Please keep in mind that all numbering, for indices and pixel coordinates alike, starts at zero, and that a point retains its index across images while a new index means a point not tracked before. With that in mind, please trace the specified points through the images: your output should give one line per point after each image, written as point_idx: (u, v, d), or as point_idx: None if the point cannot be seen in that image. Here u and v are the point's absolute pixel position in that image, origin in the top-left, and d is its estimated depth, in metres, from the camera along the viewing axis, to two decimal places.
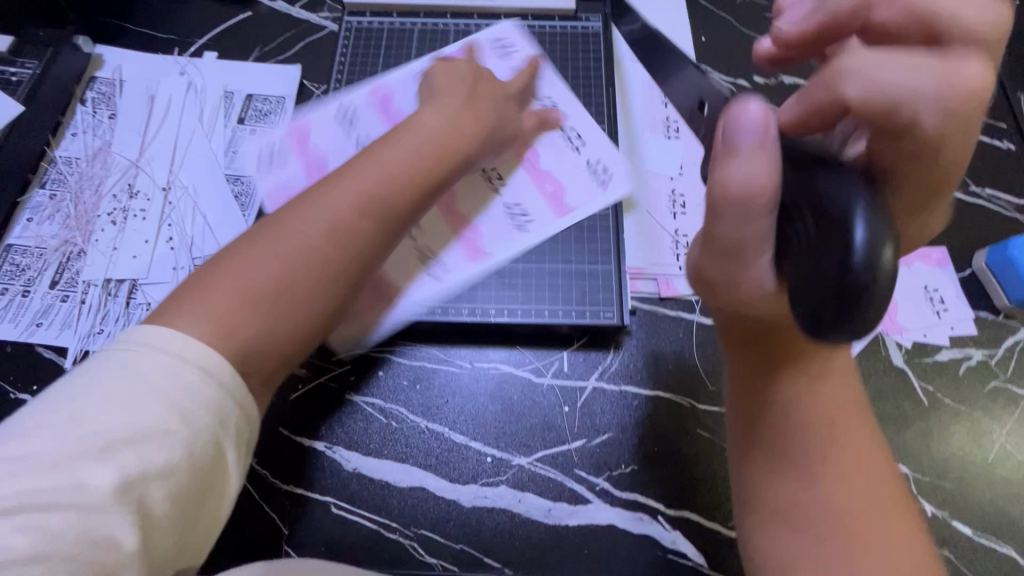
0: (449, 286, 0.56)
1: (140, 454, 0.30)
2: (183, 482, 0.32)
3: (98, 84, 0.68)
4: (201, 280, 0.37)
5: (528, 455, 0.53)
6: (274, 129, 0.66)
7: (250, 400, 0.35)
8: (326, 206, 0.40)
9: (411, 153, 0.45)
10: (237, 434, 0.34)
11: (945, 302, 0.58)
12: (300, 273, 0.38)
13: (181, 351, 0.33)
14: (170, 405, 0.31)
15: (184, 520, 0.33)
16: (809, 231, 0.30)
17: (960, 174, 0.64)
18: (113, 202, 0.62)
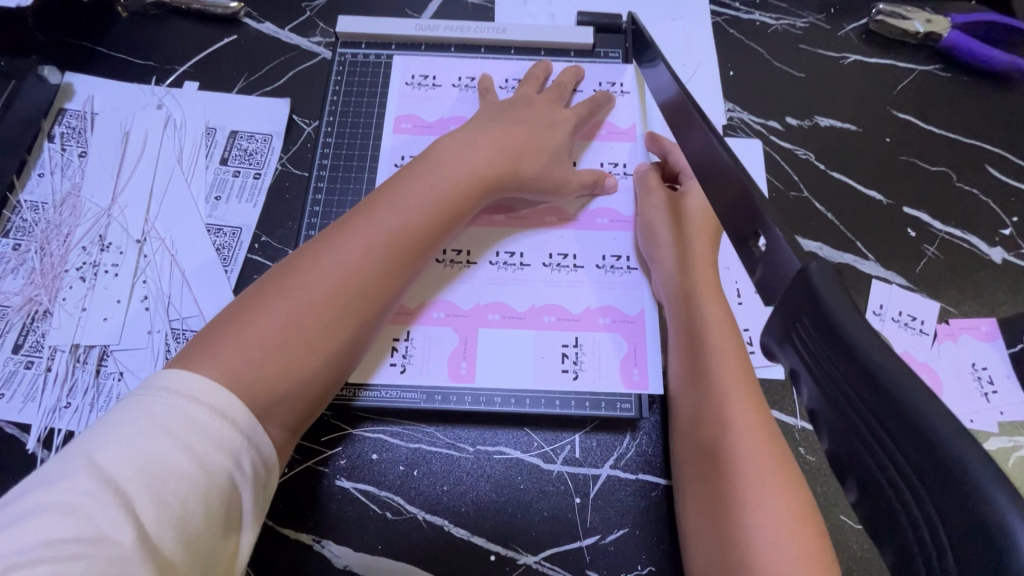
0: (472, 345, 0.53)
1: (165, 497, 0.34)
2: (196, 527, 0.35)
3: (68, 117, 0.62)
4: (233, 319, 0.43)
5: (536, 552, 0.48)
6: (261, 172, 0.61)
7: (268, 443, 0.40)
8: (343, 255, 0.46)
9: (393, 218, 0.49)
10: (252, 474, 0.38)
11: (994, 382, 0.53)
12: (313, 317, 0.44)
13: (206, 397, 0.38)
14: (192, 453, 0.36)
15: (205, 566, 0.36)
16: (939, 543, 0.21)
17: (1011, 234, 0.59)
18: (83, 255, 0.57)
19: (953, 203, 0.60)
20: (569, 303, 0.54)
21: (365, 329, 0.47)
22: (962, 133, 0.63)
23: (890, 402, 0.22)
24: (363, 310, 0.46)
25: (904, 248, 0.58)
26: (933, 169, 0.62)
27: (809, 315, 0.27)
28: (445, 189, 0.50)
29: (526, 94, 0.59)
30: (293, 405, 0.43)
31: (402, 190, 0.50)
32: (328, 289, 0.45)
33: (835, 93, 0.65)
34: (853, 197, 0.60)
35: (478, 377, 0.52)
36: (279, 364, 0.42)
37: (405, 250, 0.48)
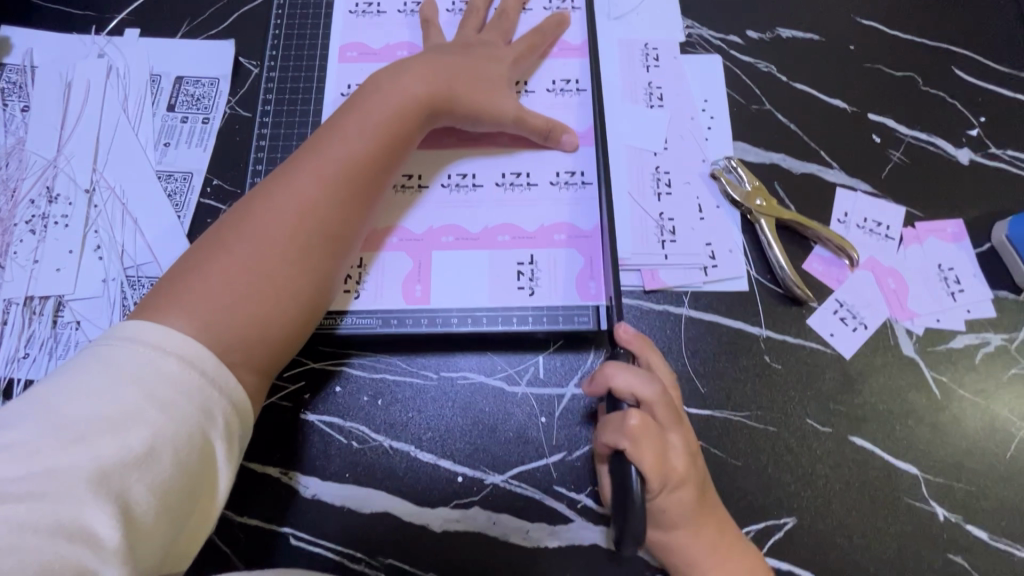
0: (429, 270, 0.52)
1: (129, 445, 0.33)
2: (163, 473, 0.34)
3: (7, 71, 0.60)
4: (194, 267, 0.42)
5: (503, 471, 0.48)
6: (209, 116, 0.59)
7: (240, 392, 0.38)
8: (298, 192, 0.45)
9: (348, 145, 0.47)
10: (224, 426, 0.37)
11: (961, 281, 0.52)
12: (277, 258, 0.43)
13: (171, 347, 0.37)
14: (157, 403, 0.35)
15: (175, 513, 0.35)
16: None
17: (978, 135, 0.58)
18: (31, 208, 0.55)
19: (918, 107, 0.59)
20: (523, 223, 0.53)
21: (333, 267, 0.46)
22: (928, 36, 0.61)
23: None
24: (326, 246, 0.45)
25: (869, 154, 0.57)
26: (897, 74, 0.60)
27: None
28: (387, 117, 0.49)
29: (465, 37, 0.57)
30: (266, 347, 0.42)
31: (347, 123, 0.48)
32: (287, 227, 0.44)
33: (797, 4, 0.63)
34: (816, 106, 0.59)
35: (437, 301, 0.52)
36: (249, 309, 0.41)
37: (360, 186, 0.47)
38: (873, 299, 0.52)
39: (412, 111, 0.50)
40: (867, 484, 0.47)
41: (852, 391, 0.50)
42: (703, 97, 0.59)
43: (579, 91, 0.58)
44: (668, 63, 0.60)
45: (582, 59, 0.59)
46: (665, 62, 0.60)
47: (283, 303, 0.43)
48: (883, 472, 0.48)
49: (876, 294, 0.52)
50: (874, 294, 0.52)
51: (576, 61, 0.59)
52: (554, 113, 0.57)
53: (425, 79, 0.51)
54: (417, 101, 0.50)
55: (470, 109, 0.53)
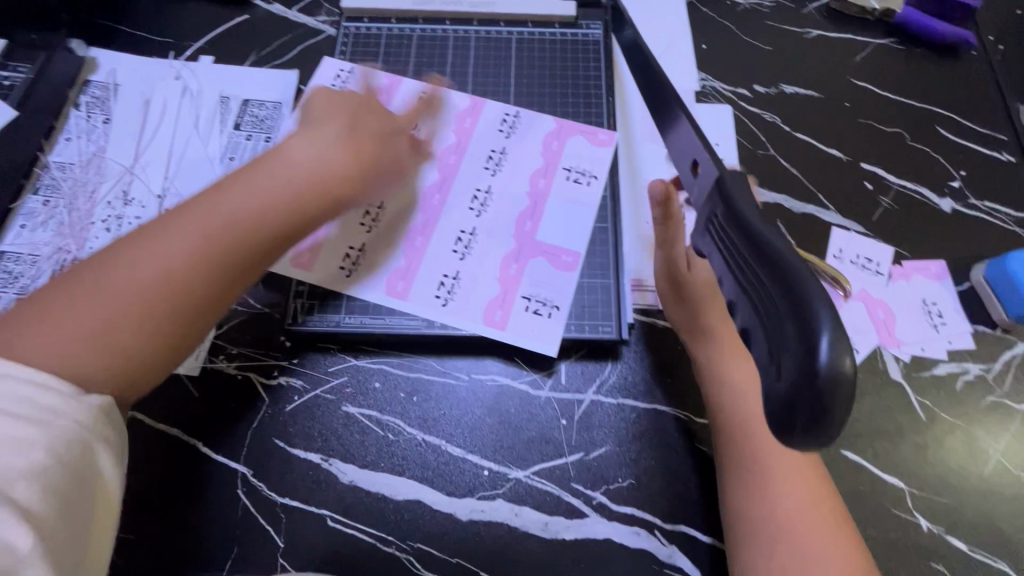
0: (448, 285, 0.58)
1: (10, 457, 0.35)
2: (54, 479, 0.36)
3: (92, 87, 0.67)
4: (57, 292, 0.41)
5: (525, 468, 0.53)
6: (272, 136, 0.66)
7: (103, 397, 0.39)
8: (174, 240, 0.42)
9: (292, 169, 0.46)
10: (93, 430, 0.38)
11: (943, 315, 0.58)
12: (138, 306, 0.40)
13: (6, 359, 0.37)
14: (10, 414, 0.35)
15: (78, 508, 0.37)
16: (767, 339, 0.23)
17: (959, 187, 0.64)
18: (108, 210, 0.61)
19: (906, 160, 0.66)
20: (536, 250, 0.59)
21: (202, 321, 0.43)
22: (915, 98, 0.69)
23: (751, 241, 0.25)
24: (191, 302, 0.42)
25: (861, 200, 0.63)
26: (887, 129, 0.67)
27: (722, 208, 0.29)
28: (300, 179, 0.46)
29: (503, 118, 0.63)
30: (116, 389, 0.40)
31: (252, 176, 0.46)
32: (139, 275, 0.41)
33: (799, 64, 0.71)
34: (815, 154, 0.66)
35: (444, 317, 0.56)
36: (85, 349, 0.39)
37: (245, 244, 0.44)
38: (865, 327, 0.57)
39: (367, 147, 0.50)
40: (858, 495, 0.52)
41: None
42: (715, 140, 0.66)
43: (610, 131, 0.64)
44: None
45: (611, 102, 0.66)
46: None
47: (171, 323, 0.41)
48: (873, 484, 0.52)
49: (867, 323, 0.58)
50: (865, 322, 0.58)
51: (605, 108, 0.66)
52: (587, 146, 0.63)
53: None
54: (339, 158, 0.48)
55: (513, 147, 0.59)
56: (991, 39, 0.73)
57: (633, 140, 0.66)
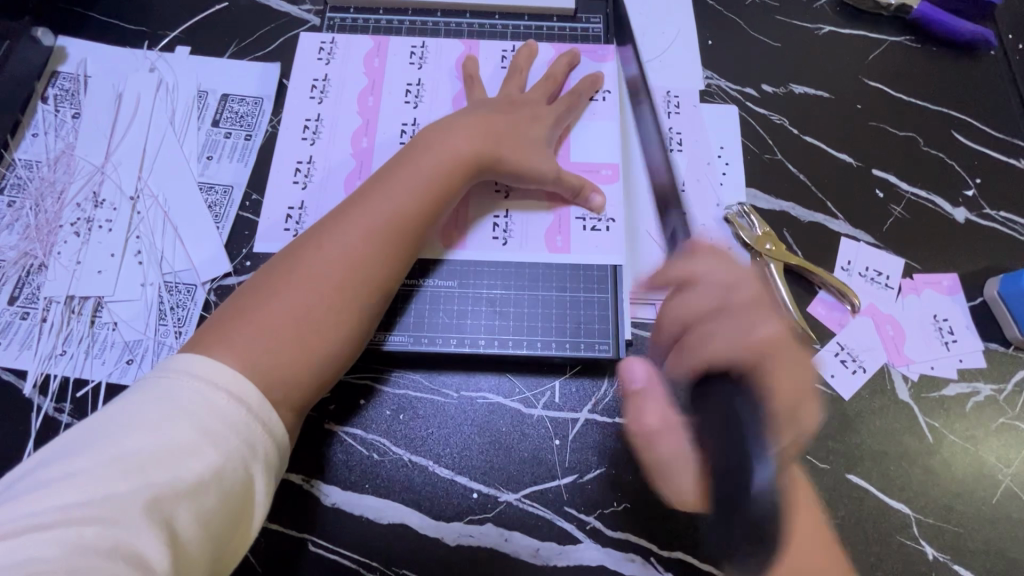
0: (434, 285, 0.55)
1: (182, 475, 0.35)
2: (208, 506, 0.36)
3: (61, 79, 0.63)
4: (238, 316, 0.44)
5: (516, 490, 0.50)
6: (252, 134, 0.62)
7: (280, 428, 0.41)
8: (340, 242, 0.47)
9: (410, 193, 0.50)
10: (265, 461, 0.39)
11: (954, 332, 0.56)
12: (319, 308, 0.45)
13: (220, 380, 0.39)
14: (206, 434, 0.37)
15: (215, 536, 0.36)
16: None
17: (973, 196, 0.62)
18: (77, 212, 0.58)
19: (919, 167, 0.63)
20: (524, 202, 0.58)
21: (369, 313, 0.48)
22: (930, 100, 0.66)
23: None
24: (366, 295, 0.47)
25: (872, 208, 0.61)
26: (901, 133, 0.64)
27: None
28: (435, 172, 0.52)
29: (507, 93, 0.60)
30: (305, 387, 0.44)
31: (395, 178, 0.51)
32: (325, 279, 0.46)
33: (809, 62, 0.67)
34: (825, 160, 0.63)
35: (425, 331, 0.54)
36: (283, 352, 0.43)
37: (400, 241, 0.49)
38: (873, 345, 0.55)
39: (474, 169, 0.54)
40: (863, 520, 0.50)
41: (851, 431, 0.52)
42: (719, 144, 0.62)
43: (609, 116, 0.61)
44: (687, 110, 0.64)
45: (611, 95, 0.62)
46: (685, 109, 0.64)
47: (329, 341, 0.45)
48: (879, 510, 0.50)
49: (875, 340, 0.55)
50: (873, 340, 0.55)
51: (608, 67, 0.63)
52: (581, 147, 0.60)
53: (475, 128, 0.55)
54: (443, 159, 0.53)
55: (514, 162, 0.55)
56: (1011, 38, 0.69)
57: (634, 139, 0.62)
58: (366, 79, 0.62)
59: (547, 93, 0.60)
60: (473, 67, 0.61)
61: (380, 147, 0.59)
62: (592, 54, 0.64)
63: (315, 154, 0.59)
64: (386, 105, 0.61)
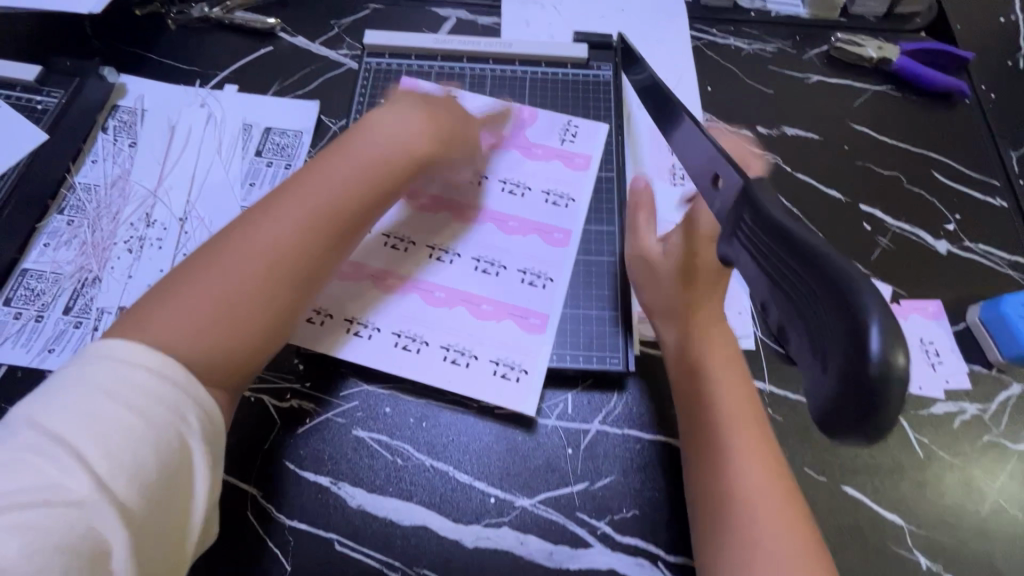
0: (535, 279, 0.60)
1: (117, 454, 0.38)
2: (150, 483, 0.39)
3: (120, 112, 0.70)
4: (162, 298, 0.45)
5: (531, 496, 0.54)
6: (292, 163, 0.68)
7: (210, 401, 0.43)
8: (272, 230, 0.48)
9: (342, 185, 0.52)
10: (199, 431, 0.41)
11: (940, 354, 0.60)
12: (245, 295, 0.46)
13: (142, 360, 0.41)
14: (136, 411, 0.39)
15: (161, 508, 0.39)
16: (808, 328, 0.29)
17: (954, 229, 0.67)
18: (130, 231, 0.63)
19: (903, 202, 0.68)
20: (572, 189, 0.65)
21: (298, 294, 0.49)
22: (912, 143, 0.72)
23: (797, 251, 0.30)
24: (294, 280, 0.48)
25: (861, 239, 0.66)
26: (885, 172, 0.70)
27: (748, 211, 0.34)
28: (370, 168, 0.54)
29: (509, 136, 0.68)
30: (227, 369, 0.45)
31: (326, 168, 0.52)
32: (255, 266, 0.47)
33: (800, 107, 0.74)
34: (816, 195, 0.68)
35: (550, 331, 0.58)
36: (211, 335, 0.44)
37: (331, 228, 0.51)
38: None
39: (412, 162, 0.56)
40: (858, 530, 0.53)
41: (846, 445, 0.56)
42: None
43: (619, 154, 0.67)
44: None
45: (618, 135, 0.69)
46: None
47: (254, 325, 0.47)
48: (873, 521, 0.53)
49: None
50: None
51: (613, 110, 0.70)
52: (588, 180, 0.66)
53: (428, 130, 0.57)
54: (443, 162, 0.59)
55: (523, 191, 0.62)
56: (984, 89, 0.76)
57: (639, 155, 0.69)
58: None
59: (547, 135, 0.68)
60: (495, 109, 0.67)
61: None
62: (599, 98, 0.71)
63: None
64: None
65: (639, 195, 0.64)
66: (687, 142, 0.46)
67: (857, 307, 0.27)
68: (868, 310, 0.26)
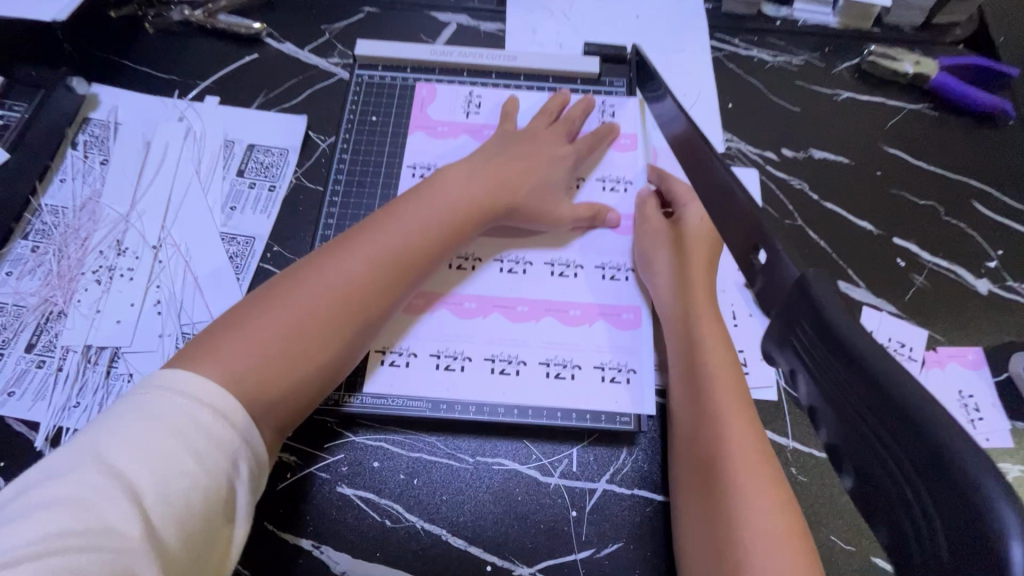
0: (615, 272, 0.59)
1: (168, 495, 0.38)
2: (193, 525, 0.38)
3: (92, 125, 0.64)
4: (229, 330, 0.45)
5: (531, 564, 0.49)
6: (276, 184, 0.63)
7: (260, 442, 0.43)
8: (340, 271, 0.49)
9: (412, 229, 0.53)
10: (247, 476, 0.42)
11: (980, 410, 0.55)
12: (311, 332, 0.47)
13: (206, 398, 0.41)
14: (192, 452, 0.39)
15: (200, 550, 0.39)
16: (930, 510, 0.23)
17: (996, 267, 0.61)
18: (100, 259, 0.58)
19: (940, 236, 0.63)
20: (630, 171, 0.64)
21: (360, 339, 0.50)
22: (950, 168, 0.66)
23: (877, 389, 0.25)
24: (358, 323, 0.49)
25: (894, 277, 0.60)
26: (921, 202, 0.64)
27: (808, 321, 0.30)
28: (441, 216, 0.54)
29: (534, 127, 0.62)
30: (284, 409, 0.46)
31: (396, 212, 0.53)
32: (320, 306, 0.48)
33: (828, 127, 0.68)
34: (845, 227, 0.63)
35: (645, 325, 0.57)
36: (271, 373, 0.45)
37: (398, 272, 0.51)
38: None
39: (475, 213, 0.55)
40: None
41: None
42: None
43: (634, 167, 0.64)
44: None
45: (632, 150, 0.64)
46: None
47: (314, 366, 0.47)
48: None
49: None
50: None
51: (632, 117, 0.66)
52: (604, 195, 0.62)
53: (487, 180, 0.57)
54: (516, 169, 0.58)
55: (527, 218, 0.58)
56: None
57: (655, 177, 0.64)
58: (419, 125, 0.64)
59: (568, 135, 0.63)
60: (511, 108, 0.64)
61: (483, 125, 0.65)
62: (618, 99, 0.66)
63: (432, 158, 0.63)
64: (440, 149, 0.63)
65: (645, 202, 0.61)
66: (705, 172, 0.46)
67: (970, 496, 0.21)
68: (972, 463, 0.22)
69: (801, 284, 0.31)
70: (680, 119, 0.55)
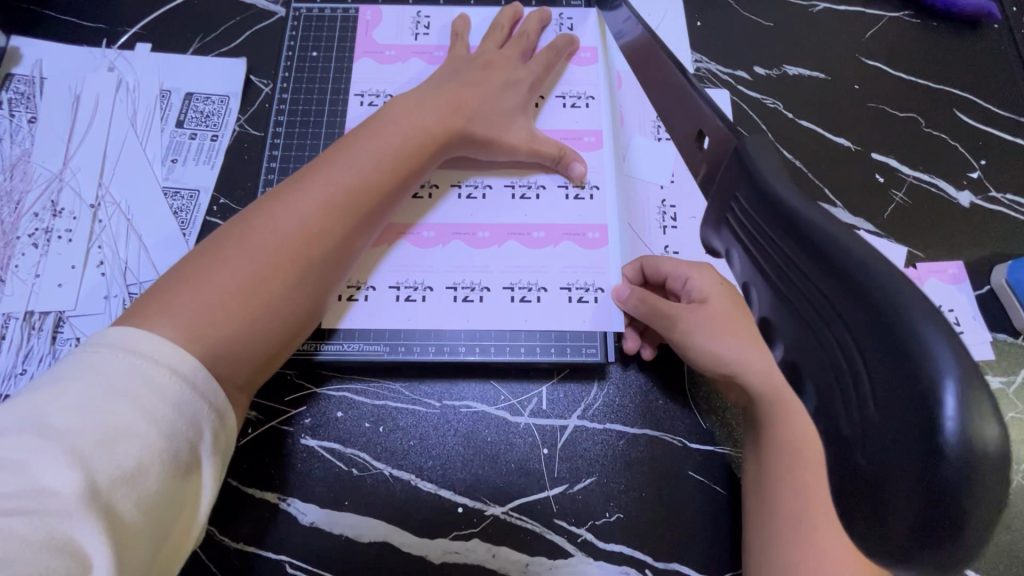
0: (579, 192, 0.56)
1: (121, 461, 0.32)
2: (150, 490, 0.32)
3: (16, 81, 0.60)
4: (178, 284, 0.40)
5: (504, 503, 0.48)
6: (218, 133, 0.59)
7: (227, 403, 0.37)
8: (297, 210, 0.45)
9: (371, 163, 0.49)
10: (215, 444, 0.36)
11: (960, 324, 0.53)
12: (273, 276, 0.43)
13: (165, 357, 0.35)
14: (149, 415, 0.33)
15: (162, 524, 0.33)
16: (857, 368, 0.18)
17: (978, 178, 0.59)
18: (35, 222, 0.55)
19: (921, 149, 0.60)
20: (590, 87, 0.60)
21: (325, 282, 0.46)
22: (931, 78, 0.63)
23: (805, 238, 0.21)
24: (322, 265, 0.46)
25: (872, 194, 0.58)
26: (901, 114, 0.61)
27: (743, 186, 0.25)
28: (394, 150, 0.50)
29: (488, 49, 0.58)
30: (253, 362, 0.42)
31: (350, 148, 0.49)
32: (279, 249, 0.43)
33: (803, 41, 0.64)
34: (822, 145, 0.59)
35: (612, 243, 0.55)
36: (235, 323, 0.40)
37: (360, 208, 0.48)
38: None
39: (429, 146, 0.52)
40: None
41: None
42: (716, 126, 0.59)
43: (594, 82, 0.60)
44: None
45: (594, 65, 0.61)
46: None
47: (280, 313, 0.43)
48: None
49: None
50: None
51: (592, 32, 0.62)
52: (564, 112, 0.59)
53: (440, 107, 0.53)
54: (469, 95, 0.55)
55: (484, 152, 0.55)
56: (1015, 10, 0.66)
57: (616, 97, 0.60)
58: (365, 49, 0.61)
59: (523, 52, 0.59)
60: (461, 26, 0.61)
61: (434, 46, 0.61)
62: (577, 12, 0.63)
63: (381, 85, 0.60)
64: (390, 73, 0.60)
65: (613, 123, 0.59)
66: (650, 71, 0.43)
67: (903, 339, 0.17)
68: (917, 313, 0.17)
69: (735, 153, 0.27)
70: (631, 25, 0.52)
